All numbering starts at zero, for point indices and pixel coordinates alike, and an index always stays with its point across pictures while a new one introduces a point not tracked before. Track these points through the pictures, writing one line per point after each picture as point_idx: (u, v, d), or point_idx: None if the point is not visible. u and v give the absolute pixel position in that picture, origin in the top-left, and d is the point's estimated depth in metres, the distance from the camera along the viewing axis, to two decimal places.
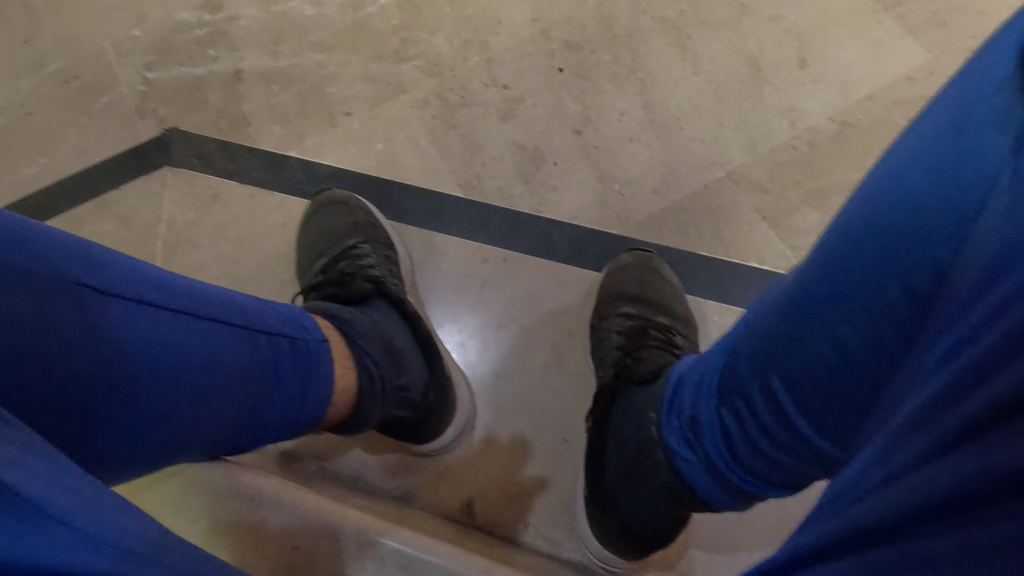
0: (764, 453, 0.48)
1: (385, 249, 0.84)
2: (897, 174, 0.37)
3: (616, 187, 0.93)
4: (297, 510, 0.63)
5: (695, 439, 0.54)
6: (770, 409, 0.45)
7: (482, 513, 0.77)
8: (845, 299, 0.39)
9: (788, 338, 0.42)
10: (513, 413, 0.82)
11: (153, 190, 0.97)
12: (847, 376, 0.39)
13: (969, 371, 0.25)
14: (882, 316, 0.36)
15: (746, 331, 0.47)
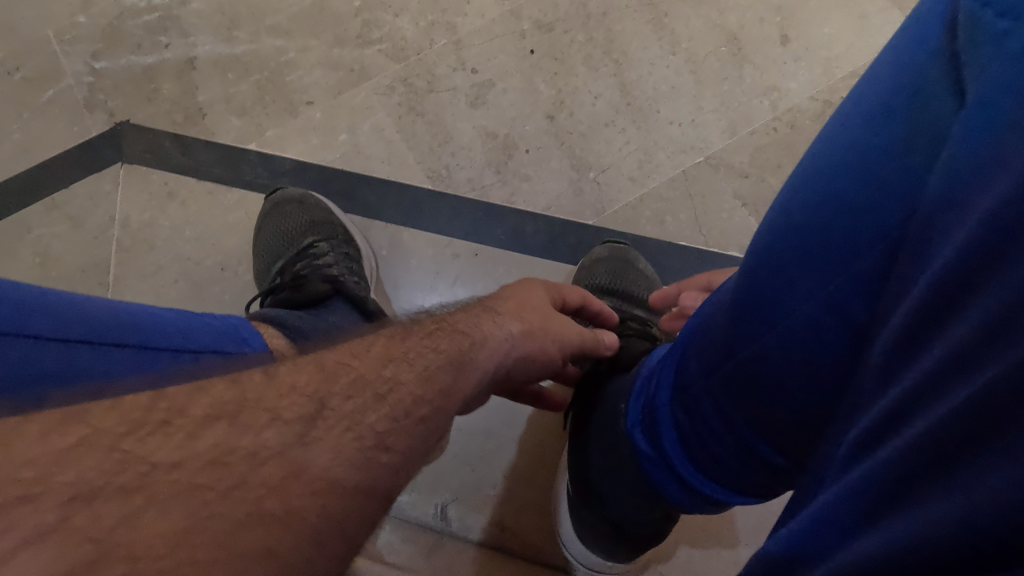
0: (719, 462, 0.41)
1: (343, 246, 0.80)
2: (842, 165, 0.30)
3: (591, 174, 0.89)
4: None
5: (653, 441, 0.46)
6: (716, 417, 0.39)
7: (456, 518, 0.74)
8: (786, 312, 0.33)
9: (727, 350, 0.37)
10: (486, 414, 0.77)
11: (106, 188, 0.92)
12: (786, 398, 0.33)
13: (937, 460, 0.19)
14: (817, 333, 0.31)
15: (695, 338, 0.42)
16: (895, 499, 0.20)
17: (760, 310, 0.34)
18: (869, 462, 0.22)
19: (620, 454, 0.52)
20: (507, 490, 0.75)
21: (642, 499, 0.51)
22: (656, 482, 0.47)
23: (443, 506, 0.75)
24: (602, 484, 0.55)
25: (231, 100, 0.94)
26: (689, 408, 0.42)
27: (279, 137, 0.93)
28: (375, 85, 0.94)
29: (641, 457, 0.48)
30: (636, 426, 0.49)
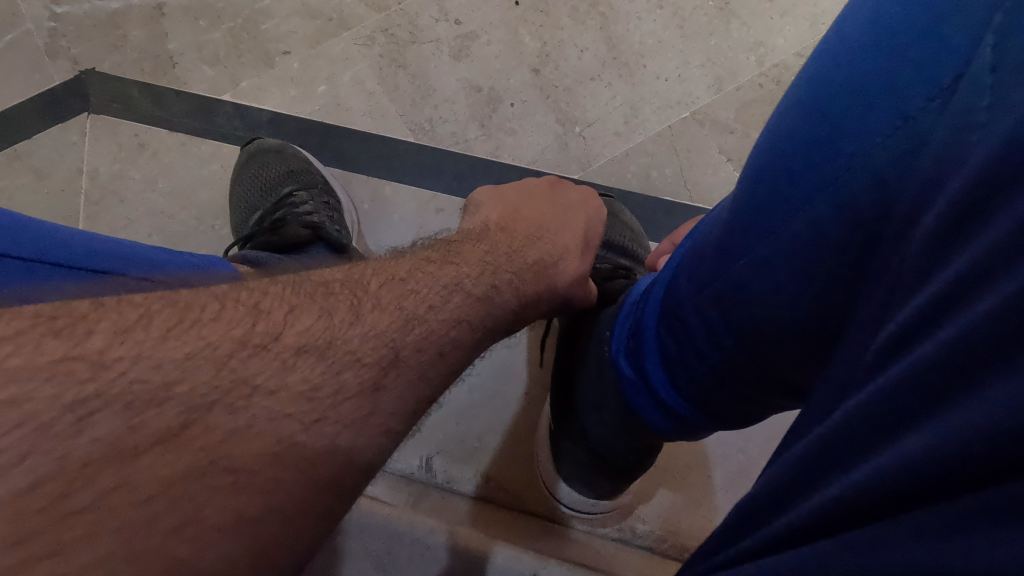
0: (701, 385, 0.41)
1: (324, 196, 0.78)
2: (857, 78, 0.30)
3: (577, 129, 0.88)
4: None
5: (637, 368, 0.47)
6: (701, 335, 0.39)
7: (440, 469, 0.74)
8: (793, 230, 0.32)
9: (723, 272, 0.37)
10: (472, 366, 0.77)
11: (73, 139, 0.88)
12: (782, 314, 0.34)
13: (982, 347, 0.18)
14: (815, 246, 0.31)
15: (688, 265, 0.41)
16: (935, 394, 0.19)
17: (767, 230, 0.34)
18: (896, 364, 0.22)
19: (604, 383, 0.52)
20: (494, 442, 0.74)
21: (623, 426, 0.52)
22: (635, 406, 0.48)
23: (427, 458, 0.74)
24: (584, 416, 0.56)
25: (203, 49, 0.90)
26: (676, 328, 0.42)
27: (255, 88, 0.90)
28: (354, 36, 0.90)
29: (622, 382, 0.49)
30: (620, 352, 0.49)
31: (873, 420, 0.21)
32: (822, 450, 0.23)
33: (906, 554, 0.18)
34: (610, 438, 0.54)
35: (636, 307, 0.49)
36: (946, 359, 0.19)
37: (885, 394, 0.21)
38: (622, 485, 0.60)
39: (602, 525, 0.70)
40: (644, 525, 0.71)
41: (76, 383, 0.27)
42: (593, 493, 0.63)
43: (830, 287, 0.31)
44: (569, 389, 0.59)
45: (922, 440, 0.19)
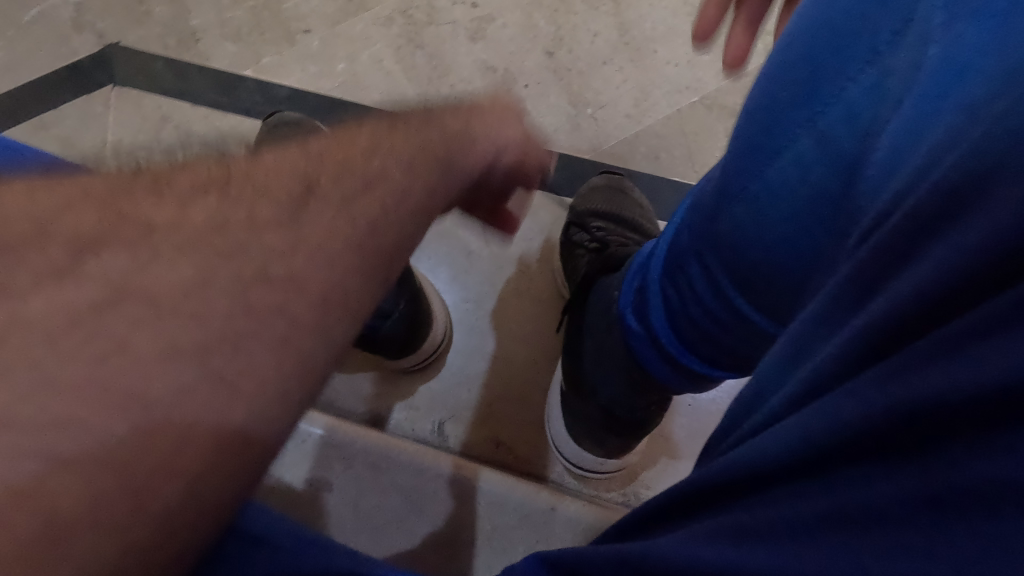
0: (704, 333, 0.44)
1: None
2: (826, 20, 0.32)
3: (589, 111, 0.90)
4: (386, 449, 0.65)
5: (644, 322, 0.49)
6: (702, 282, 0.42)
7: (452, 433, 0.76)
8: (782, 169, 0.34)
9: (716, 220, 0.39)
10: (482, 336, 0.80)
11: (97, 110, 0.90)
12: (767, 253, 0.36)
13: (930, 226, 0.21)
14: (797, 184, 0.33)
15: (689, 218, 0.44)
16: (892, 272, 0.22)
17: (754, 174, 0.36)
18: (861, 262, 0.24)
19: (613, 339, 0.55)
20: (504, 408, 0.77)
21: (632, 381, 0.55)
22: (642, 358, 0.51)
23: (439, 423, 0.77)
24: (596, 374, 0.59)
25: (226, 26, 0.93)
26: (678, 278, 0.44)
27: (275, 64, 0.92)
28: (374, 17, 0.93)
29: (629, 335, 0.51)
30: (628, 309, 0.52)
31: (844, 306, 0.24)
32: (801, 341, 0.26)
33: (858, 402, 0.20)
34: (623, 392, 0.57)
35: (644, 265, 0.52)
36: (903, 242, 0.22)
37: (852, 284, 0.24)
38: (632, 442, 0.63)
39: (608, 487, 0.73)
40: (648, 491, 0.73)
41: (86, 289, 0.28)
42: (602, 450, 0.66)
43: (816, 218, 0.33)
44: (581, 349, 0.61)
45: (876, 307, 0.21)
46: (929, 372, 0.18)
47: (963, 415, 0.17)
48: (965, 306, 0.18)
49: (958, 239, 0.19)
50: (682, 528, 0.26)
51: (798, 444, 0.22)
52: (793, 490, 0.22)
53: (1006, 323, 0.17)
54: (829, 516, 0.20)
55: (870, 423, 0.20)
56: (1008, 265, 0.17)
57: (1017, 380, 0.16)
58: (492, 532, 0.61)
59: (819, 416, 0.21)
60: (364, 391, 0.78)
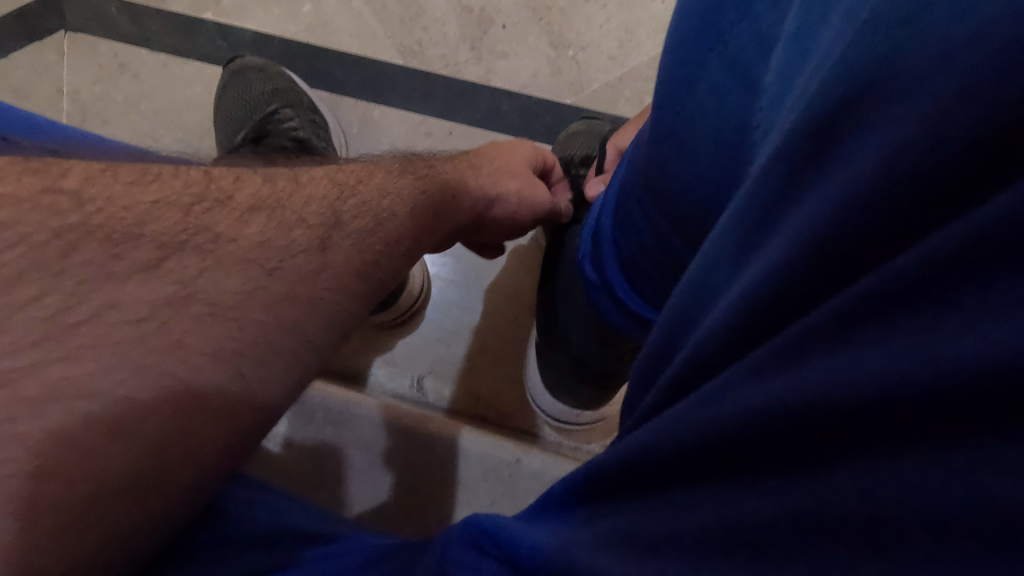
0: (656, 284, 0.39)
1: (309, 113, 0.77)
2: None
3: (570, 53, 0.85)
4: (329, 401, 0.64)
5: (602, 275, 0.46)
6: (647, 230, 0.37)
7: (432, 389, 0.75)
8: (700, 105, 0.29)
9: (648, 164, 0.34)
10: (462, 290, 0.78)
11: (50, 59, 0.85)
12: (689, 199, 0.31)
13: (824, 167, 0.19)
14: (705, 118, 0.28)
15: (632, 162, 0.39)
16: (781, 218, 0.20)
17: (670, 106, 0.31)
18: (750, 212, 0.21)
19: (576, 290, 0.54)
20: (481, 362, 0.76)
21: (597, 334, 0.53)
22: (601, 309, 0.49)
23: (418, 378, 0.76)
24: (567, 325, 0.58)
25: None
26: (626, 224, 0.40)
27: (237, 6, 0.87)
28: None
29: (588, 286, 0.49)
30: (586, 258, 0.50)
31: (735, 261, 0.22)
32: (689, 297, 0.23)
33: (760, 389, 0.18)
34: (591, 343, 0.56)
35: (602, 208, 0.48)
36: (794, 186, 0.20)
37: (742, 234, 0.21)
38: (605, 393, 0.64)
39: (585, 440, 0.73)
40: None
41: (59, 213, 0.29)
42: (577, 402, 0.67)
43: (726, 155, 0.28)
44: (553, 301, 0.60)
45: (766, 262, 0.19)
46: (845, 340, 0.16)
47: (902, 422, 0.15)
48: (886, 267, 0.16)
49: (850, 176, 0.18)
50: (582, 525, 0.23)
51: (703, 438, 0.19)
52: (704, 497, 0.19)
53: (923, 289, 0.15)
54: (734, 533, 0.18)
55: (770, 398, 0.17)
56: (915, 208, 0.16)
57: (947, 377, 0.14)
58: (447, 482, 0.62)
59: (710, 401, 0.19)
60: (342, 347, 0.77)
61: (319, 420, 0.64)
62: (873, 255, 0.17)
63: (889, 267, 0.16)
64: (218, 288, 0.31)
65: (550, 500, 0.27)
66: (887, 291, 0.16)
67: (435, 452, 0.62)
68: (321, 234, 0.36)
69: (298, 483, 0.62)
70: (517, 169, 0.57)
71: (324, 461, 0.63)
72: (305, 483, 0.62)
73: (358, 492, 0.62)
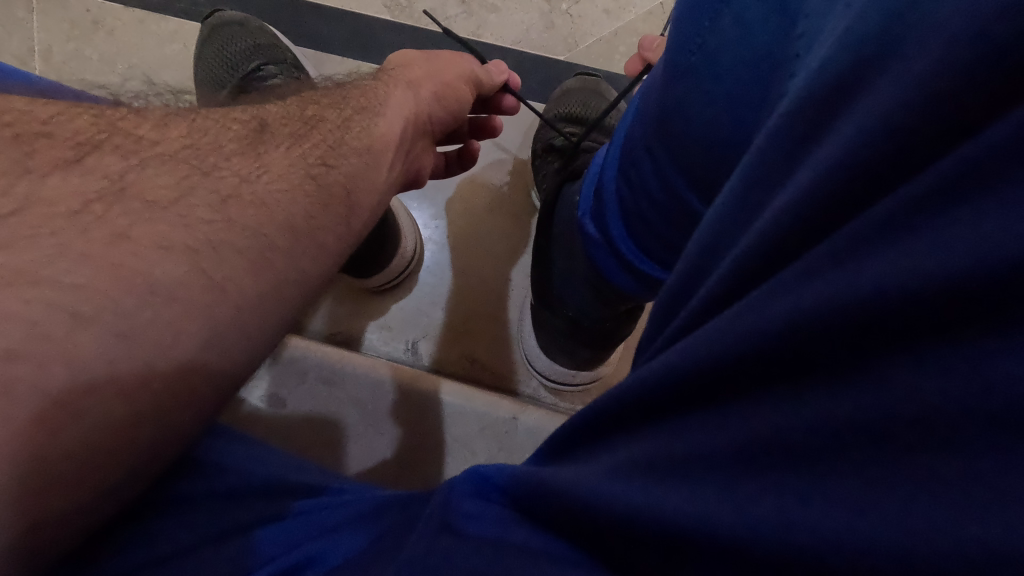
0: (661, 237, 0.38)
1: (294, 71, 0.74)
2: None
3: (563, 6, 0.82)
4: (324, 360, 0.64)
5: (603, 230, 0.45)
6: (654, 179, 0.35)
7: (428, 353, 0.75)
8: (725, 35, 0.28)
9: (660, 103, 0.33)
10: (456, 254, 0.77)
11: (19, 15, 0.81)
12: (702, 137, 0.30)
13: (872, 79, 0.18)
14: (733, 45, 0.27)
15: (639, 107, 0.38)
16: (827, 128, 0.19)
17: (692, 36, 0.29)
18: (787, 131, 0.21)
19: (574, 249, 0.53)
20: (477, 325, 0.75)
21: (596, 291, 0.53)
22: (601, 266, 0.48)
23: (413, 341, 0.75)
24: (564, 284, 0.57)
25: None
26: (631, 176, 0.39)
27: None
28: None
29: (588, 243, 0.48)
30: (586, 215, 0.48)
31: (768, 182, 0.21)
32: (715, 221, 0.23)
33: (794, 299, 0.17)
34: (588, 300, 0.55)
35: (603, 163, 0.47)
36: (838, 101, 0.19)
37: (776, 154, 0.21)
38: (602, 352, 0.64)
39: (583, 401, 0.73)
40: None
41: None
42: (574, 362, 0.66)
43: (750, 85, 0.27)
44: (551, 261, 0.59)
45: (807, 174, 0.19)
46: (899, 241, 0.16)
47: (945, 320, 0.15)
48: (947, 165, 0.16)
49: (903, 85, 0.17)
50: (588, 461, 0.23)
51: (730, 354, 0.18)
52: (727, 415, 0.19)
53: (983, 182, 0.15)
54: (759, 448, 0.18)
55: (817, 305, 0.17)
56: (972, 110, 0.16)
57: (1008, 269, 0.14)
58: (448, 443, 0.61)
59: (750, 314, 0.18)
60: (335, 314, 0.76)
61: (314, 380, 0.64)
62: (930, 154, 0.16)
63: (951, 163, 0.16)
64: (155, 186, 0.30)
65: (553, 448, 0.26)
66: (949, 186, 0.16)
67: (432, 410, 0.62)
68: (316, 185, 0.35)
69: (295, 442, 0.62)
70: (425, 59, 0.52)
71: (320, 420, 0.62)
72: (302, 442, 0.62)
73: (357, 452, 0.62)
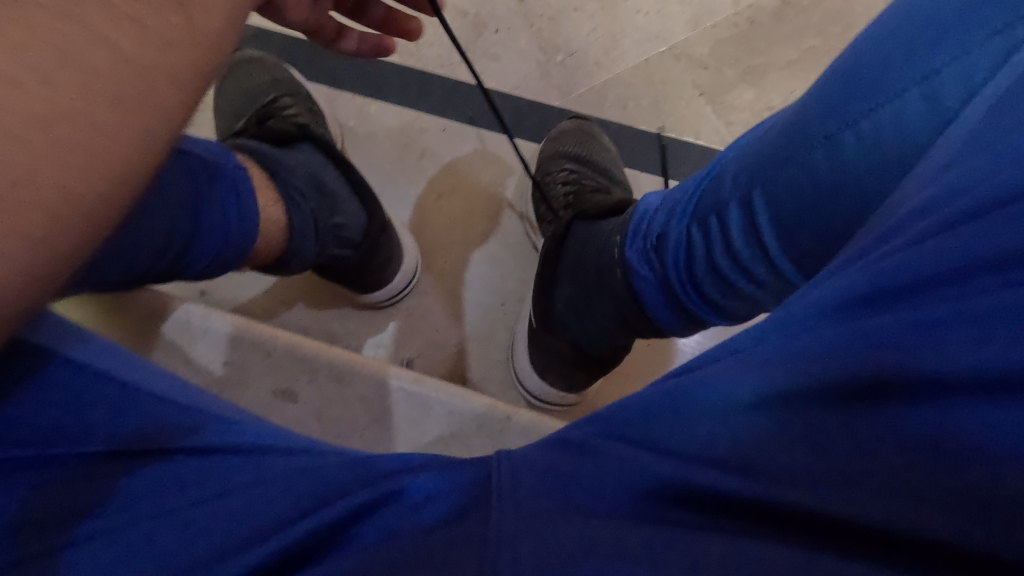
0: (723, 278, 0.47)
1: (308, 103, 0.81)
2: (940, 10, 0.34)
3: (558, 58, 0.89)
4: (246, 331, 0.64)
5: (656, 258, 0.52)
6: (739, 229, 0.44)
7: (422, 370, 0.78)
8: (855, 137, 0.37)
9: (775, 162, 0.41)
10: (452, 277, 0.81)
11: None
12: (814, 201, 0.39)
13: (969, 177, 0.24)
14: (857, 149, 0.37)
15: (736, 158, 0.46)
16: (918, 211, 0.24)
17: (821, 133, 0.38)
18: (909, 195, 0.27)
19: (604, 282, 0.58)
20: (471, 347, 0.79)
21: (618, 321, 0.58)
22: (644, 299, 0.54)
23: (409, 359, 0.79)
24: (574, 312, 0.62)
25: None
26: (710, 225, 0.46)
27: None
28: None
29: (633, 275, 0.54)
30: (636, 250, 0.54)
31: (896, 222, 0.25)
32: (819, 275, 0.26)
33: (903, 304, 0.21)
34: (605, 325, 0.59)
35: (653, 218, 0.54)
36: (943, 187, 0.24)
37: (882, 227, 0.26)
38: (593, 377, 0.68)
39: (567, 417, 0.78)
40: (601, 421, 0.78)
41: None
42: (565, 385, 0.70)
43: (871, 183, 0.37)
44: (556, 286, 0.64)
45: (944, 207, 0.23)
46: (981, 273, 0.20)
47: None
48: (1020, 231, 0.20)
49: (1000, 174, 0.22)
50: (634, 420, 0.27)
51: (844, 333, 0.22)
52: (829, 372, 0.21)
53: None
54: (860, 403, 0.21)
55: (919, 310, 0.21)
56: None
57: None
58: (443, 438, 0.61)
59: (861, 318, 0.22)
60: (330, 328, 0.79)
61: (242, 352, 0.63)
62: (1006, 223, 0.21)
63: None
64: None
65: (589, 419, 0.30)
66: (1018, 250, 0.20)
67: (430, 410, 0.62)
68: None
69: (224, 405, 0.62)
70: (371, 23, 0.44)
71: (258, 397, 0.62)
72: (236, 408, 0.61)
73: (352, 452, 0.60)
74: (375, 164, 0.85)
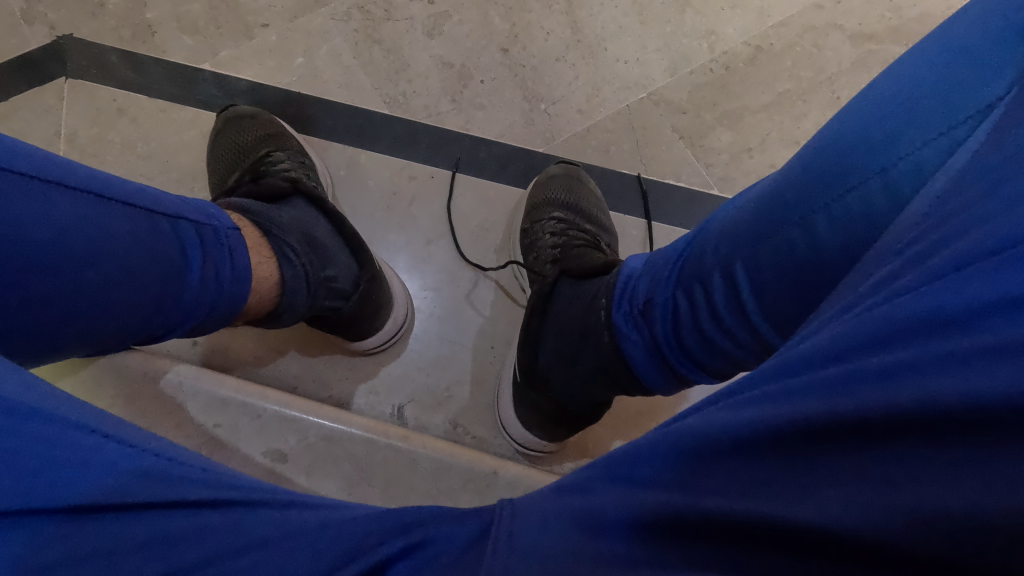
0: (709, 340, 0.49)
1: (299, 156, 0.84)
2: (915, 96, 0.37)
3: (542, 106, 0.92)
4: (236, 395, 0.65)
5: (643, 320, 0.53)
6: (722, 296, 0.46)
7: (413, 416, 0.79)
8: (840, 209, 0.39)
9: (756, 233, 0.43)
10: (442, 323, 0.83)
11: (50, 103, 0.89)
12: (801, 266, 0.41)
13: (958, 235, 0.24)
14: (846, 216, 0.39)
15: (720, 223, 0.48)
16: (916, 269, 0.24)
17: (810, 204, 0.40)
18: (900, 253, 0.27)
19: (586, 339, 0.59)
20: (462, 391, 0.80)
21: (601, 377, 0.59)
22: (630, 359, 0.55)
23: (400, 405, 0.79)
24: (560, 366, 0.63)
25: (182, 19, 0.93)
26: (694, 292, 0.48)
27: (234, 58, 0.92)
28: (331, 11, 0.93)
29: (620, 335, 0.55)
30: (620, 310, 0.56)
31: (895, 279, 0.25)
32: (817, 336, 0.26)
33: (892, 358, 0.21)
34: (588, 379, 0.60)
35: (637, 283, 0.55)
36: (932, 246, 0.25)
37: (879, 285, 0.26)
38: (578, 427, 0.70)
39: (556, 461, 0.78)
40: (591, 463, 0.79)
41: None
42: (550, 434, 0.72)
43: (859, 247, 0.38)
44: (543, 341, 0.65)
45: (936, 263, 0.23)
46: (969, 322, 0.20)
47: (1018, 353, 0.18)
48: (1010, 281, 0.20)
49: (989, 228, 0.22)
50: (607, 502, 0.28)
51: (838, 388, 0.22)
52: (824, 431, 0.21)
53: None
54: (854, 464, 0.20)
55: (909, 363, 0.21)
56: None
57: None
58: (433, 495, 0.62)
59: (855, 375, 0.22)
60: (321, 376, 0.80)
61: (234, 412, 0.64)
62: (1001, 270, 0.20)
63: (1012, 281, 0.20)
64: None
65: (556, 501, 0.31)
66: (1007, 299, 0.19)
67: (419, 468, 0.63)
68: None
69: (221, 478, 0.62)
70: None
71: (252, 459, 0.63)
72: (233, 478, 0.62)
73: None
74: (365, 213, 0.87)
